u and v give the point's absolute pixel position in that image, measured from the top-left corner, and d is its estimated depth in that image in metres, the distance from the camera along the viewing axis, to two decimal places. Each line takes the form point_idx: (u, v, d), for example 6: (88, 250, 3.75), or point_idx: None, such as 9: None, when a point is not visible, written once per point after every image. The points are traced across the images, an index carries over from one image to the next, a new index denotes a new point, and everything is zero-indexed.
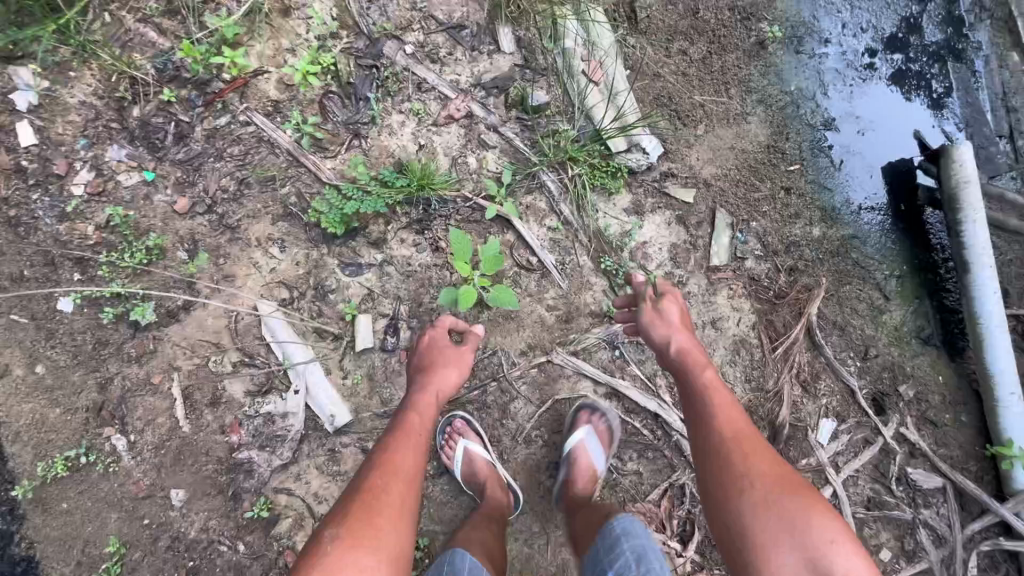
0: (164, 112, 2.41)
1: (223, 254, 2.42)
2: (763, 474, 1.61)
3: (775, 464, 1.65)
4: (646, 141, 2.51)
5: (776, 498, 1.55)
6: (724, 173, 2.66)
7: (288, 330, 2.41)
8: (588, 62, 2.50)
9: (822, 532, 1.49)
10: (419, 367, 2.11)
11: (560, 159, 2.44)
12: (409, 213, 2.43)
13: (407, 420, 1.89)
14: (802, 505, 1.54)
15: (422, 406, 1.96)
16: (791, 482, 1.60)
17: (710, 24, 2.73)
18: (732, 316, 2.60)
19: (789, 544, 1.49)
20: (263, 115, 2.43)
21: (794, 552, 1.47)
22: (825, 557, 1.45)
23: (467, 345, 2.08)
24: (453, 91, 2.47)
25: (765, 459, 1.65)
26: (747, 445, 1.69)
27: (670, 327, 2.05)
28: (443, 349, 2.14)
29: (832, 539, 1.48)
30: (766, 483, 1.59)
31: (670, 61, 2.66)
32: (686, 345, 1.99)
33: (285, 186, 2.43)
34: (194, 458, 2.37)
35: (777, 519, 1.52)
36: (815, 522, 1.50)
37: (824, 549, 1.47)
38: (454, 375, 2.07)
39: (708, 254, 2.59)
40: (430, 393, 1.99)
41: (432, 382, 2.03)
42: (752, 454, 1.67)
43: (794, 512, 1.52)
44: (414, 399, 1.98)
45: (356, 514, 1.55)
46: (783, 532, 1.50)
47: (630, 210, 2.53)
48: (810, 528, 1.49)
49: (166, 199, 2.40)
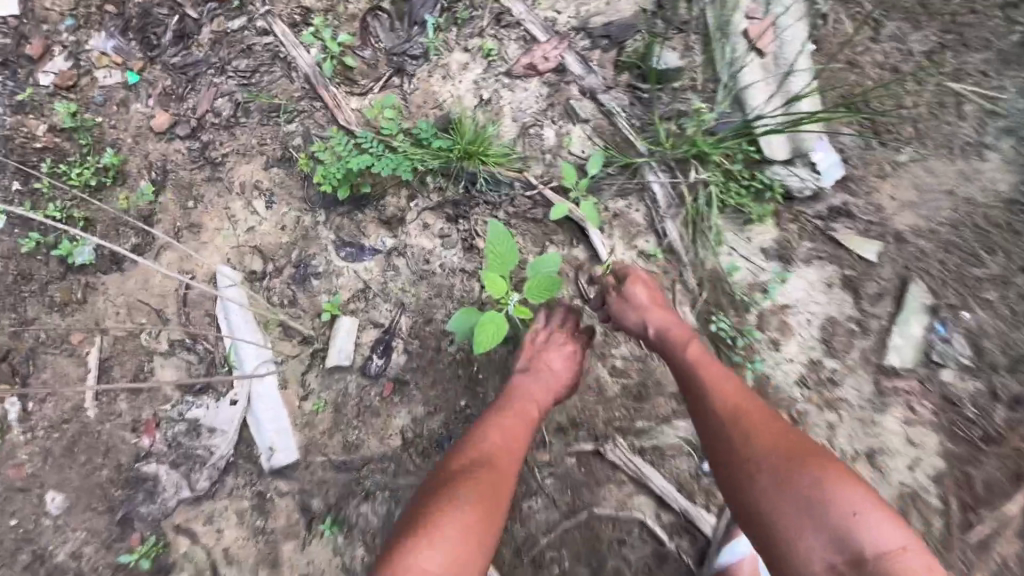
0: (170, 2, 1.84)
1: (195, 196, 1.81)
2: (756, 441, 1.06)
3: (775, 423, 1.09)
4: (818, 156, 1.60)
5: (783, 469, 1.00)
6: (928, 228, 1.68)
7: (246, 315, 1.73)
8: (755, 19, 1.61)
9: (844, 500, 0.94)
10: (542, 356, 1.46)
11: (678, 156, 1.59)
12: (442, 188, 1.68)
13: (526, 404, 1.35)
14: (814, 468, 0.98)
15: (538, 376, 1.42)
16: (796, 441, 1.05)
17: (952, 6, 1.77)
18: (905, 453, 1.60)
19: (817, 531, 0.93)
20: (286, 24, 1.79)
21: (817, 535, 0.92)
22: (867, 540, 0.90)
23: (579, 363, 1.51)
24: (545, 32, 1.70)
25: (759, 422, 1.09)
26: (738, 412, 1.13)
27: (645, 302, 1.44)
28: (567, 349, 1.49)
29: (860, 508, 0.93)
30: (766, 453, 1.03)
31: (875, 48, 1.74)
32: (666, 322, 1.39)
33: (291, 122, 1.78)
34: (90, 456, 1.74)
35: (789, 494, 0.97)
36: (837, 488, 0.95)
37: (859, 525, 0.91)
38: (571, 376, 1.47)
39: (883, 346, 1.62)
40: (552, 388, 1.42)
41: (557, 374, 1.44)
42: (744, 418, 1.11)
43: (808, 481, 0.97)
44: (537, 385, 1.41)
45: (485, 492, 1.10)
46: (797, 509, 0.96)
47: (770, 252, 1.64)
48: (833, 499, 0.94)
49: (145, 111, 1.83)
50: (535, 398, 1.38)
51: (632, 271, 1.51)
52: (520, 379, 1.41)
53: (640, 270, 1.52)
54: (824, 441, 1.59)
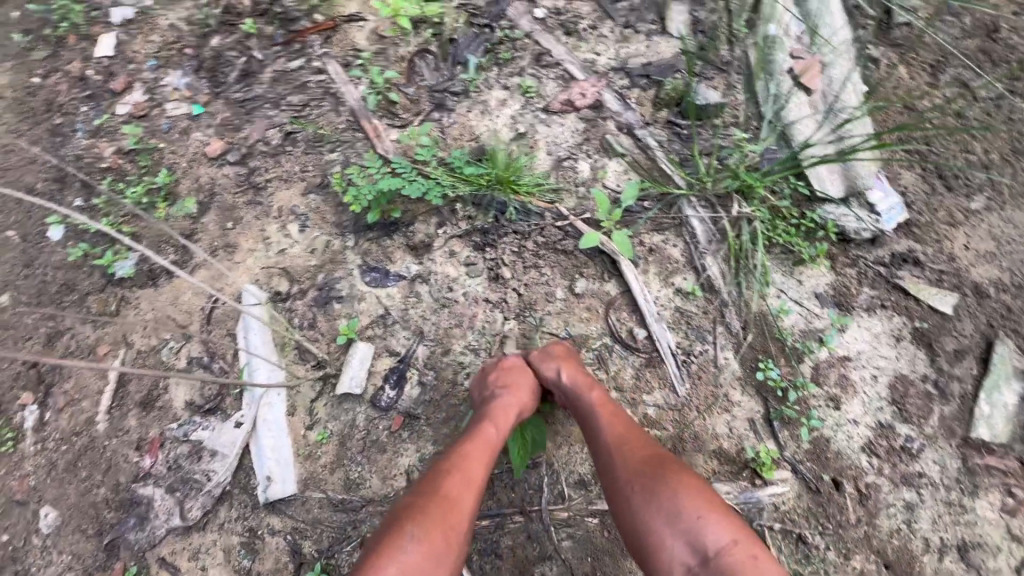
0: (240, 46, 2.02)
1: (235, 217, 1.85)
2: (631, 465, 1.11)
3: (647, 448, 1.15)
4: (877, 197, 1.50)
5: (647, 487, 1.06)
6: (1012, 283, 1.48)
7: (266, 336, 1.69)
8: (798, 60, 1.59)
9: (693, 508, 1.00)
10: (503, 380, 1.36)
11: (721, 190, 1.53)
12: (471, 217, 1.66)
13: (484, 428, 1.24)
14: (672, 483, 1.04)
15: (505, 400, 1.31)
16: (662, 461, 1.11)
17: (1017, 53, 1.66)
18: (1006, 549, 1.31)
19: (673, 538, 0.99)
20: (340, 64, 1.91)
21: (676, 543, 0.98)
22: (713, 541, 0.96)
23: (523, 369, 1.38)
24: (584, 72, 1.73)
25: (635, 450, 1.14)
26: (621, 443, 1.17)
27: (563, 360, 1.37)
28: (525, 375, 1.37)
29: (706, 513, 1.00)
30: (637, 474, 1.09)
31: (935, 94, 1.65)
32: (577, 369, 1.35)
33: (333, 151, 1.84)
34: (90, 473, 1.66)
35: (652, 508, 1.03)
36: (690, 499, 1.01)
37: (706, 529, 0.98)
38: (534, 400, 1.37)
39: (968, 416, 1.38)
40: (517, 410, 1.31)
41: (521, 394, 1.33)
42: (624, 447, 1.16)
43: (666, 496, 1.03)
44: (498, 408, 1.29)
45: (441, 529, 1.02)
46: (658, 521, 1.01)
47: (825, 297, 1.47)
48: (685, 509, 1.00)
49: (203, 139, 1.94)
50: (495, 421, 1.26)
51: (548, 344, 1.45)
52: (487, 402, 1.32)
53: (561, 342, 1.46)
54: (901, 525, 1.33)
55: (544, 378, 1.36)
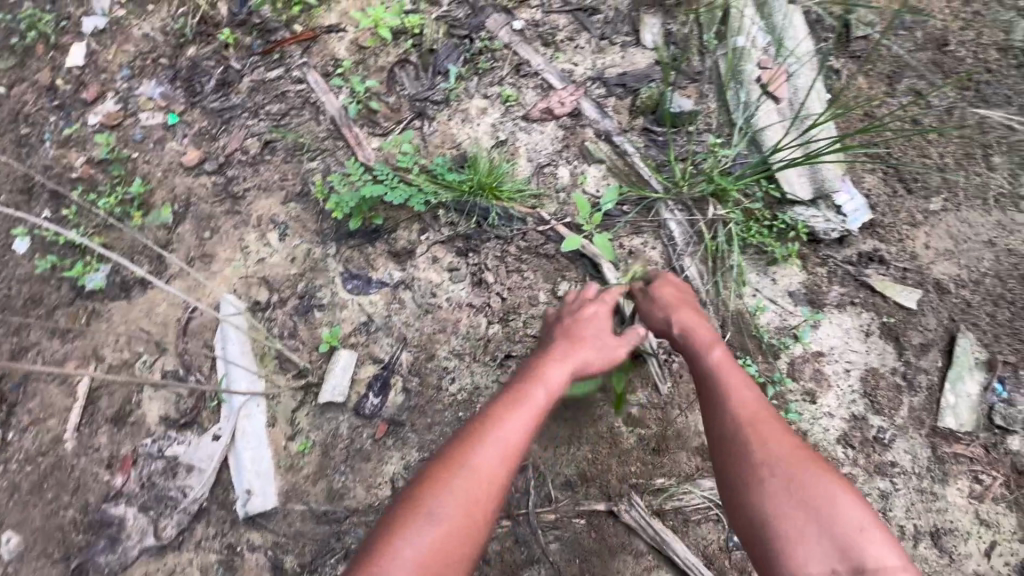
0: (218, 56, 2.01)
1: (212, 227, 1.83)
2: (776, 451, 1.00)
3: (786, 429, 1.05)
4: (843, 199, 1.57)
5: (799, 481, 0.95)
6: (970, 279, 1.56)
7: (244, 347, 1.66)
8: (766, 69, 1.67)
9: (849, 512, 0.90)
10: (569, 331, 1.30)
11: (697, 194, 1.58)
12: (454, 223, 1.67)
13: (530, 385, 1.13)
14: (829, 483, 0.94)
15: (569, 353, 1.24)
16: (806, 450, 1.00)
17: (966, 64, 1.77)
18: (976, 534, 1.36)
19: (818, 535, 0.89)
20: (320, 74, 1.92)
21: (824, 542, 0.88)
22: (866, 550, 0.87)
23: (597, 315, 1.34)
24: (562, 81, 1.78)
25: (779, 436, 1.02)
26: (761, 423, 1.05)
27: (668, 305, 1.33)
28: (602, 323, 1.33)
29: (867, 525, 0.90)
30: (776, 452, 0.99)
31: (893, 101, 1.74)
32: (695, 323, 1.27)
33: (313, 160, 1.83)
34: (57, 494, 1.59)
35: (800, 500, 0.92)
36: (852, 506, 0.91)
37: (857, 536, 0.88)
38: (604, 353, 1.28)
39: (935, 406, 1.44)
40: (569, 366, 1.21)
41: (583, 348, 1.26)
42: (759, 419, 1.06)
43: (817, 488, 0.93)
44: (546, 368, 1.19)
45: (451, 494, 0.93)
46: (807, 517, 0.91)
47: (799, 295, 1.53)
48: (839, 508, 0.91)
49: (178, 148, 1.92)
50: (537, 380, 1.15)
51: (658, 282, 1.40)
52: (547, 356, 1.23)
53: (676, 284, 1.40)
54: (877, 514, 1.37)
55: (651, 319, 1.34)
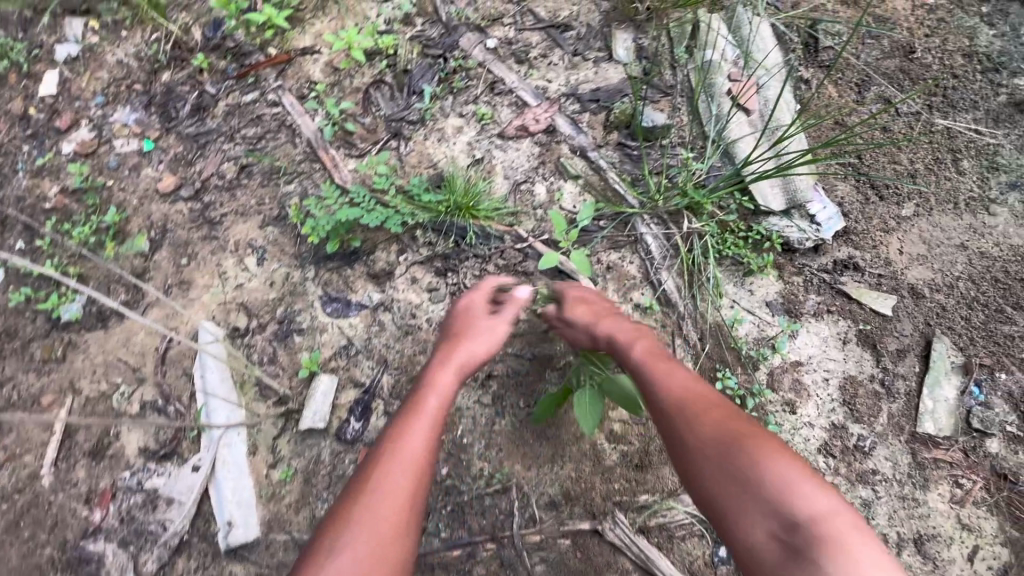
0: (192, 81, 2.00)
1: (190, 253, 1.81)
2: (701, 429, 1.02)
3: (709, 401, 1.08)
4: (816, 208, 1.59)
5: (726, 454, 0.97)
6: (945, 283, 1.58)
7: (223, 373, 1.64)
8: (736, 82, 1.70)
9: (775, 472, 0.92)
10: (453, 333, 1.32)
11: (672, 207, 1.59)
12: (432, 243, 1.67)
13: (420, 395, 1.14)
14: (753, 448, 0.96)
15: (455, 352, 1.25)
16: (726, 418, 1.03)
17: (932, 70, 1.80)
18: (958, 538, 1.37)
19: (753, 503, 0.91)
20: (295, 97, 1.92)
21: (760, 509, 0.90)
22: (799, 506, 0.88)
23: (476, 311, 1.36)
24: (536, 98, 1.79)
25: (704, 412, 1.05)
26: (686, 405, 1.08)
27: (582, 308, 1.38)
28: (478, 315, 1.35)
29: (795, 478, 0.91)
30: (701, 432, 1.02)
31: (862, 109, 1.76)
32: (614, 326, 1.30)
33: (290, 183, 1.83)
34: (34, 532, 1.56)
35: (730, 473, 0.95)
36: (778, 465, 0.92)
37: (789, 493, 0.89)
38: (487, 344, 1.29)
39: (914, 411, 1.45)
40: (454, 366, 1.21)
41: (463, 345, 1.27)
42: (681, 399, 1.09)
43: (742, 455, 0.95)
44: (432, 375, 1.19)
45: (359, 524, 0.91)
46: (739, 487, 0.93)
47: (776, 304, 1.54)
48: (763, 472, 0.92)
49: (154, 175, 1.91)
50: (426, 389, 1.16)
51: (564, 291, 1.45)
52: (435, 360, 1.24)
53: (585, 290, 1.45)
54: None
55: (567, 325, 1.38)
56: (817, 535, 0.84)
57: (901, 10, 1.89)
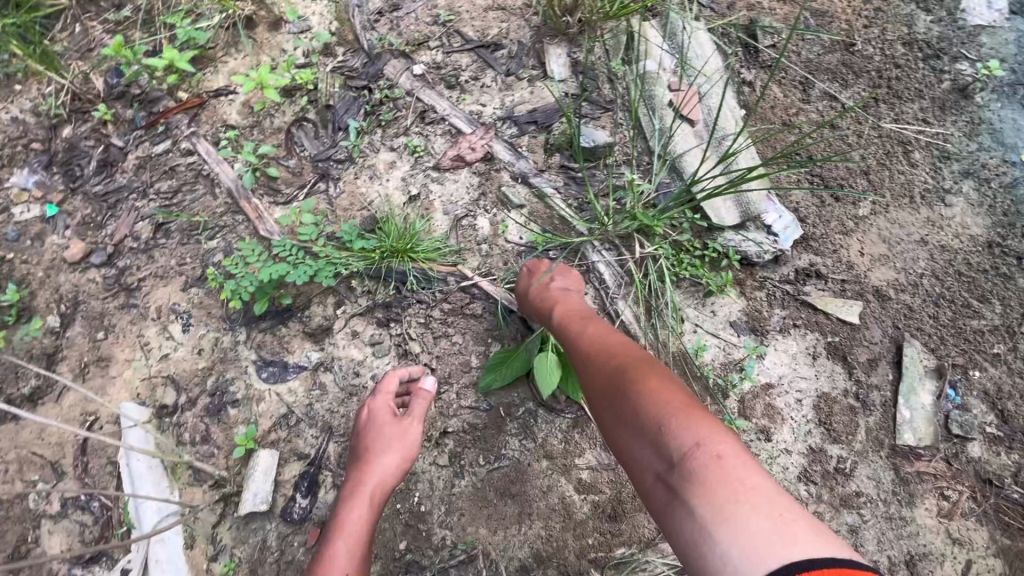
0: (96, 134, 1.82)
1: (105, 326, 1.63)
2: (600, 382, 1.01)
3: (623, 355, 1.04)
4: (771, 218, 1.52)
5: (616, 400, 0.95)
6: (909, 282, 1.52)
7: (150, 462, 1.47)
8: (678, 91, 1.63)
9: (660, 413, 0.86)
10: (362, 447, 1.29)
11: (623, 231, 1.49)
12: (371, 292, 1.54)
13: (330, 541, 1.17)
14: (637, 390, 0.92)
15: (365, 476, 1.25)
16: (632, 368, 0.98)
17: (874, 62, 1.76)
18: (951, 554, 1.30)
19: (638, 445, 0.88)
20: (211, 143, 1.77)
21: (645, 450, 0.86)
22: (679, 443, 0.81)
23: (384, 416, 1.32)
24: (471, 124, 1.68)
25: (605, 364, 1.03)
26: (595, 360, 1.06)
27: (531, 277, 1.40)
28: (384, 426, 1.30)
29: (672, 416, 0.85)
30: (599, 385, 1.01)
31: (809, 107, 1.70)
32: (542, 300, 1.32)
33: (213, 238, 1.67)
34: None
35: (620, 420, 0.92)
36: (655, 404, 0.88)
37: (669, 430, 0.83)
38: (398, 457, 1.27)
39: (892, 423, 1.39)
40: (364, 498, 1.22)
41: (370, 467, 1.25)
42: (598, 356, 1.07)
43: (627, 399, 0.92)
44: (343, 514, 1.20)
45: None
46: (625, 432, 0.90)
47: (740, 324, 1.46)
48: (651, 416, 0.87)
49: (61, 242, 1.72)
50: (336, 533, 1.18)
51: (527, 262, 1.48)
52: (346, 489, 1.25)
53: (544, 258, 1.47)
54: None
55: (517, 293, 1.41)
56: (686, 466, 0.79)
57: (837, 2, 1.84)
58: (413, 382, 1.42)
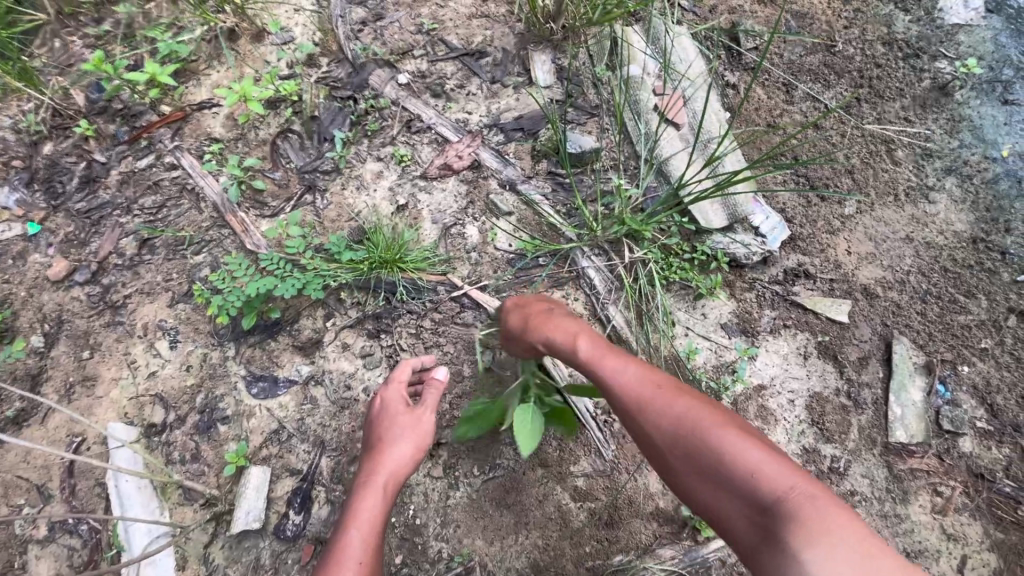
0: (78, 150, 1.80)
1: (90, 344, 1.60)
2: (660, 426, 0.92)
3: (672, 390, 0.96)
4: (759, 219, 1.53)
5: (688, 446, 0.88)
6: (896, 279, 1.53)
7: (140, 483, 1.45)
8: (663, 96, 1.64)
9: (745, 459, 0.82)
10: (377, 437, 1.26)
11: (612, 236, 1.50)
12: (361, 303, 1.53)
13: (343, 530, 1.11)
14: (711, 435, 0.86)
15: (379, 465, 1.21)
16: (695, 407, 0.91)
17: (855, 62, 1.77)
18: (946, 550, 1.31)
19: (723, 491, 0.84)
20: (195, 157, 1.75)
21: (733, 499, 0.82)
22: (773, 490, 0.78)
23: (399, 407, 1.29)
24: (457, 132, 1.67)
25: (662, 407, 0.93)
26: (646, 401, 0.95)
27: (529, 307, 1.25)
28: (397, 415, 1.28)
29: (757, 460, 0.82)
30: (659, 430, 0.92)
31: (792, 108, 1.72)
32: (550, 331, 1.13)
33: (199, 253, 1.65)
34: None
35: (696, 467, 0.87)
36: (736, 449, 0.84)
37: (760, 477, 0.80)
38: (412, 445, 1.24)
39: (884, 421, 1.40)
40: (377, 485, 1.18)
41: (385, 456, 1.22)
42: (648, 397, 0.95)
43: (703, 445, 0.87)
44: (356, 504, 1.16)
45: None
46: (706, 479, 0.86)
47: (730, 326, 1.47)
48: (734, 457, 0.83)
49: (43, 261, 1.69)
50: (349, 520, 1.13)
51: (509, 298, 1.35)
52: (360, 478, 1.21)
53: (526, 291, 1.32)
54: None
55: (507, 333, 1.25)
56: (788, 516, 0.76)
57: (817, 4, 1.86)
58: (425, 372, 1.41)
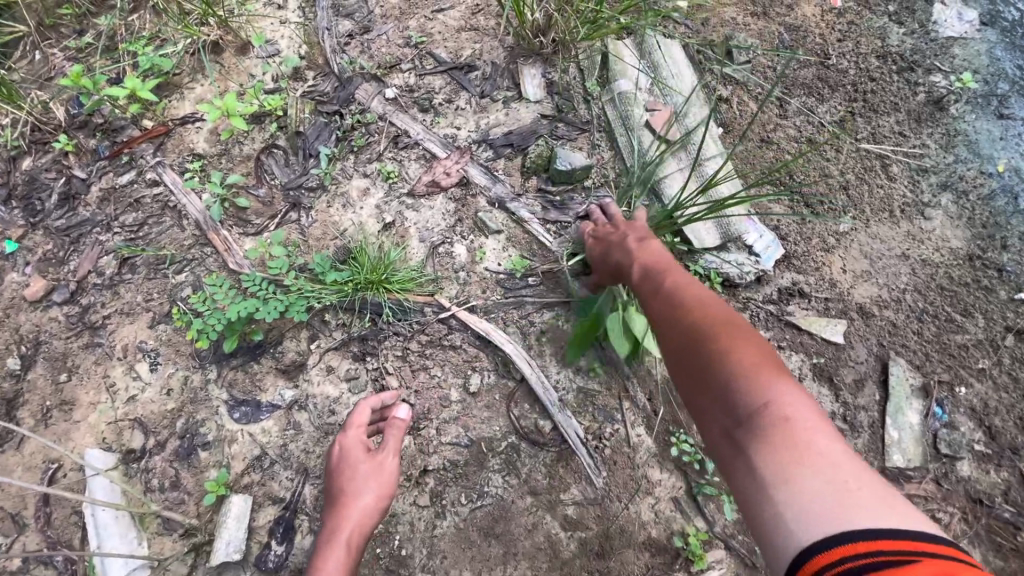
0: (57, 166, 1.75)
1: (68, 367, 1.56)
2: (667, 329, 0.87)
3: (698, 300, 0.88)
4: (752, 237, 1.52)
5: (684, 347, 0.82)
6: (892, 297, 1.51)
7: (117, 512, 1.40)
8: (655, 112, 1.63)
9: (733, 366, 0.74)
10: (340, 485, 1.22)
11: None
12: (346, 324, 1.49)
13: None
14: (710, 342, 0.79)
15: (343, 517, 1.17)
16: (710, 316, 0.83)
17: (850, 76, 1.75)
18: None
19: (701, 394, 0.77)
20: (177, 173, 1.71)
21: (710, 404, 0.75)
22: (752, 401, 0.71)
23: (361, 453, 1.25)
24: (446, 148, 1.64)
25: (679, 309, 0.88)
26: (667, 305, 0.91)
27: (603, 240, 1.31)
28: (359, 463, 1.24)
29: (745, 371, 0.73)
30: (665, 331, 0.87)
31: (786, 122, 1.69)
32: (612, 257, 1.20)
33: (180, 272, 1.61)
34: None
35: (685, 368, 0.80)
36: (730, 358, 0.75)
37: (743, 387, 0.72)
38: (376, 494, 1.21)
39: (880, 445, 1.37)
40: (342, 540, 1.14)
41: (348, 507, 1.18)
42: (669, 302, 0.91)
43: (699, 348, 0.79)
44: (320, 562, 1.12)
45: None
46: (689, 382, 0.79)
47: None
48: (725, 363, 0.75)
49: (21, 280, 1.65)
50: None
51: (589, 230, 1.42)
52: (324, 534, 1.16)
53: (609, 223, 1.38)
54: None
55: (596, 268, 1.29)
56: (757, 424, 0.69)
57: (811, 16, 1.83)
58: (386, 411, 1.37)
